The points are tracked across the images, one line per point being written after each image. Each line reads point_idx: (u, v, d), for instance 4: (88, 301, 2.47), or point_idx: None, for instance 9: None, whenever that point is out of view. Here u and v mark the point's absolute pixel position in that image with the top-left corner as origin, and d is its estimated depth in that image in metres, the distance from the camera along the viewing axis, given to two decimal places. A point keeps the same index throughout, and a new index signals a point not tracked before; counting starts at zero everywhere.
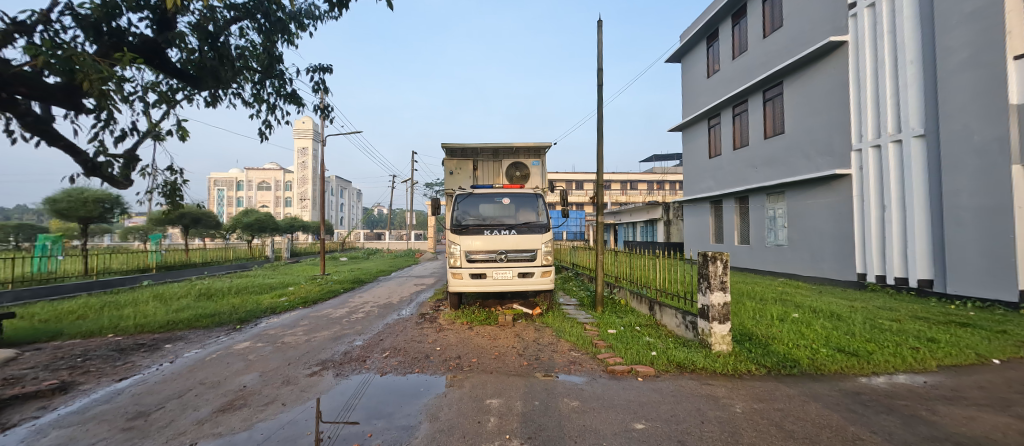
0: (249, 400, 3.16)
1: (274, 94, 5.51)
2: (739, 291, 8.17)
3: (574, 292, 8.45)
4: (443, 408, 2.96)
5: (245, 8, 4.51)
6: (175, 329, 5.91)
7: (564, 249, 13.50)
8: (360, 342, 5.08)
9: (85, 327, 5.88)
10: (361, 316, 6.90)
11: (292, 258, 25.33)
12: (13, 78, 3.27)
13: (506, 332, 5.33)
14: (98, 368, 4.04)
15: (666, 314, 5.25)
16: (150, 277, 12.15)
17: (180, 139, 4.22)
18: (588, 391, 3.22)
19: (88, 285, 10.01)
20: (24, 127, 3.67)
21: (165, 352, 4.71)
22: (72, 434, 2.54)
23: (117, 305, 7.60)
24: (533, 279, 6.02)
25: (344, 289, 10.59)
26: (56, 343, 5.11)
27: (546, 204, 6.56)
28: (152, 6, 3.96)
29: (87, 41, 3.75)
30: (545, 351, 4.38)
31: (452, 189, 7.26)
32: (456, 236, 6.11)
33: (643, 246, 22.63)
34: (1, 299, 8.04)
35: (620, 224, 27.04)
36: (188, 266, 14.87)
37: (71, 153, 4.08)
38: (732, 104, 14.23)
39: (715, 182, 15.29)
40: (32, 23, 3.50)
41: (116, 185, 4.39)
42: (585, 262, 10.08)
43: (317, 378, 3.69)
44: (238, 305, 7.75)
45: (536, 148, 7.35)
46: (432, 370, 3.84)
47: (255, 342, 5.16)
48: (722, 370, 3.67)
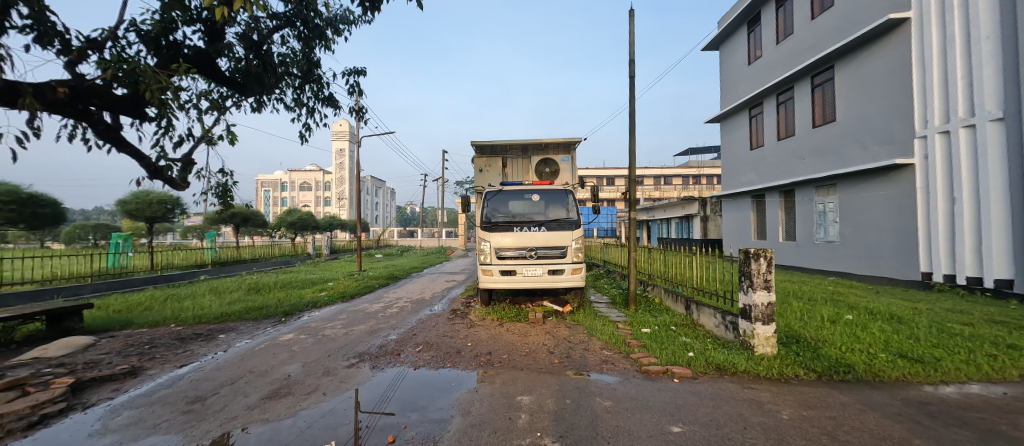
0: (293, 389, 3.33)
1: (313, 98, 5.73)
2: (783, 291, 7.65)
3: (606, 291, 8.21)
4: (475, 403, 2.99)
5: (286, 16, 4.72)
6: (228, 320, 6.38)
7: (594, 246, 13.37)
8: (395, 336, 5.23)
9: (151, 317, 6.44)
10: (395, 311, 7.11)
11: (332, 255, 26.61)
12: (88, 90, 3.60)
13: (536, 329, 5.30)
14: (162, 355, 4.43)
15: (704, 314, 5.01)
16: (205, 273, 13.19)
17: (231, 143, 4.51)
18: (621, 391, 3.13)
19: (153, 278, 10.99)
20: (98, 135, 4.03)
21: (218, 342, 5.09)
22: (141, 414, 2.79)
23: (178, 297, 8.28)
24: (563, 276, 5.94)
25: (379, 285, 10.97)
26: (127, 331, 5.66)
27: (576, 200, 6.46)
28: (204, 19, 4.24)
29: (149, 54, 4.07)
30: (576, 349, 4.31)
31: (482, 186, 7.26)
32: (486, 233, 6.14)
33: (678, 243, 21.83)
34: (83, 291, 8.99)
35: (654, 221, 26.23)
36: (239, 262, 15.97)
37: (137, 158, 4.47)
38: (777, 92, 13.36)
39: (757, 175, 14.45)
40: (102, 40, 3.85)
41: (176, 187, 4.75)
42: (617, 260, 9.85)
43: (354, 370, 3.85)
44: (283, 299, 8.22)
45: (566, 143, 7.21)
46: (464, 365, 3.89)
47: (299, 334, 5.45)
48: (766, 374, 3.45)
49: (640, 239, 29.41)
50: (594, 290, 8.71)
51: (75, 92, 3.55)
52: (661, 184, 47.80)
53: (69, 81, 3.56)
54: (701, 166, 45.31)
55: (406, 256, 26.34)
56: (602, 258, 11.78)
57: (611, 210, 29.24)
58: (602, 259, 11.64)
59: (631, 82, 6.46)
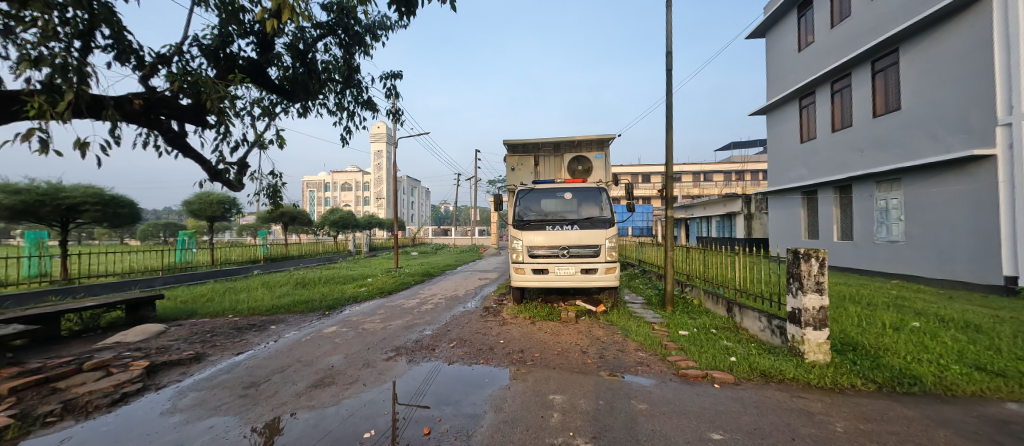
0: (336, 379, 3.52)
1: (353, 102, 5.98)
2: (838, 295, 7.08)
3: (641, 291, 7.96)
4: (507, 400, 3.02)
5: (328, 25, 4.96)
6: (278, 312, 6.83)
7: (629, 245, 13.02)
8: (430, 331, 5.38)
9: (212, 308, 7.03)
10: (430, 307, 7.31)
11: (371, 252, 27.76)
12: (159, 102, 3.98)
13: (569, 328, 5.26)
14: (221, 343, 4.83)
15: (748, 317, 4.74)
16: (258, 268, 14.20)
17: (279, 147, 4.81)
18: (657, 394, 3.04)
19: (213, 272, 11.97)
20: (167, 142, 4.44)
21: (270, 332, 5.47)
22: (204, 396, 3.07)
23: (235, 290, 8.98)
24: (597, 275, 5.84)
25: (415, 281, 11.31)
26: (192, 320, 6.22)
27: (610, 198, 6.33)
28: (256, 31, 4.54)
29: (209, 67, 4.42)
30: (610, 350, 4.23)
31: (514, 185, 7.26)
32: (518, 232, 6.15)
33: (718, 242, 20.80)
34: (156, 283, 9.98)
35: (693, 219, 25.17)
36: (287, 258, 17.07)
37: (199, 162, 4.88)
38: (832, 80, 12.36)
39: (808, 169, 13.46)
40: (170, 55, 4.24)
41: (232, 188, 5.13)
42: (653, 259, 9.54)
43: (392, 363, 4.00)
44: (327, 294, 8.69)
45: (599, 140, 7.08)
46: (496, 362, 3.93)
47: (341, 327, 5.74)
48: (818, 383, 3.21)
49: (677, 238, 28.36)
50: (629, 290, 8.48)
51: (148, 104, 3.92)
52: (700, 181, 45.75)
53: (142, 94, 3.94)
54: (745, 161, 42.93)
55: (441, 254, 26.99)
56: (637, 258, 11.45)
57: (647, 208, 28.35)
58: (638, 259, 11.30)
59: (668, 75, 6.22)
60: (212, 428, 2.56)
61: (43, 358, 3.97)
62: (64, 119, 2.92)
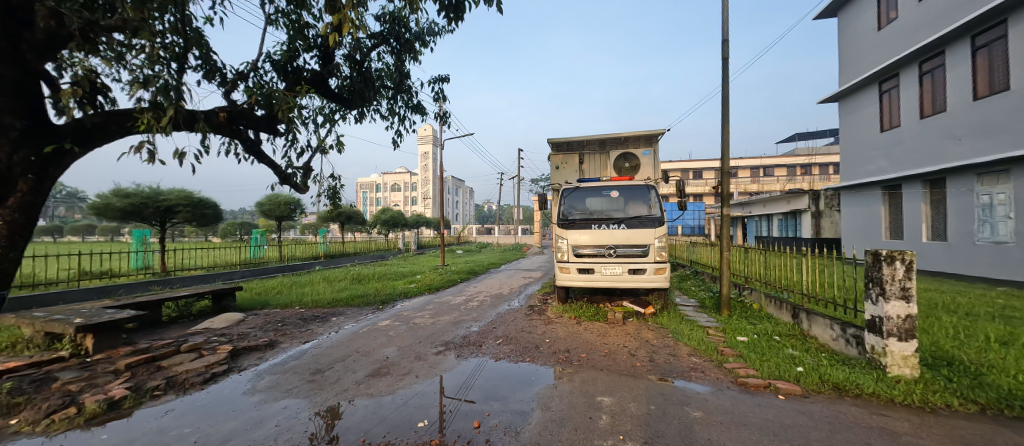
0: (391, 370, 3.72)
1: (404, 107, 6.23)
2: (929, 303, 6.25)
3: (694, 293, 7.54)
4: (555, 399, 3.01)
5: (382, 35, 5.20)
6: (338, 305, 7.34)
7: (680, 245, 12.43)
8: (477, 328, 5.51)
9: (282, 299, 7.73)
10: (476, 304, 7.48)
11: (420, 250, 28.89)
12: (239, 114, 4.42)
13: (616, 330, 5.13)
14: (290, 332, 5.28)
15: (817, 324, 4.33)
16: (320, 264, 15.35)
17: (338, 152, 5.15)
18: (713, 402, 2.88)
19: (282, 267, 13.12)
20: (246, 150, 4.93)
21: (331, 324, 5.89)
22: (278, 379, 3.38)
23: (301, 284, 9.77)
24: (646, 276, 5.63)
25: (461, 279, 11.62)
26: (265, 310, 6.88)
27: (659, 196, 6.08)
28: (319, 45, 4.88)
29: (280, 80, 4.84)
30: (661, 354, 4.07)
31: (559, 183, 7.20)
32: (563, 231, 6.09)
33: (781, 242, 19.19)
34: (235, 276, 11.14)
35: (752, 218, 23.44)
36: (344, 255, 18.28)
37: (272, 167, 5.37)
38: (920, 59, 10.91)
39: (890, 161, 12.00)
40: (247, 72, 4.69)
41: (299, 190, 5.59)
42: (707, 260, 9.00)
43: (442, 357, 4.15)
44: (380, 289, 9.20)
45: (648, 136, 6.81)
46: (543, 361, 3.94)
47: (393, 321, 6.04)
48: (903, 400, 2.86)
49: (734, 238, 26.51)
50: (679, 292, 8.09)
51: (230, 116, 4.38)
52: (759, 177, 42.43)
53: (226, 107, 4.40)
54: (813, 154, 39.24)
55: (485, 252, 27.43)
56: (689, 258, 10.90)
57: (699, 206, 26.77)
58: (689, 260, 10.75)
59: (726, 64, 5.84)
60: (285, 409, 2.82)
61: (150, 339, 4.61)
62: (166, 132, 3.33)
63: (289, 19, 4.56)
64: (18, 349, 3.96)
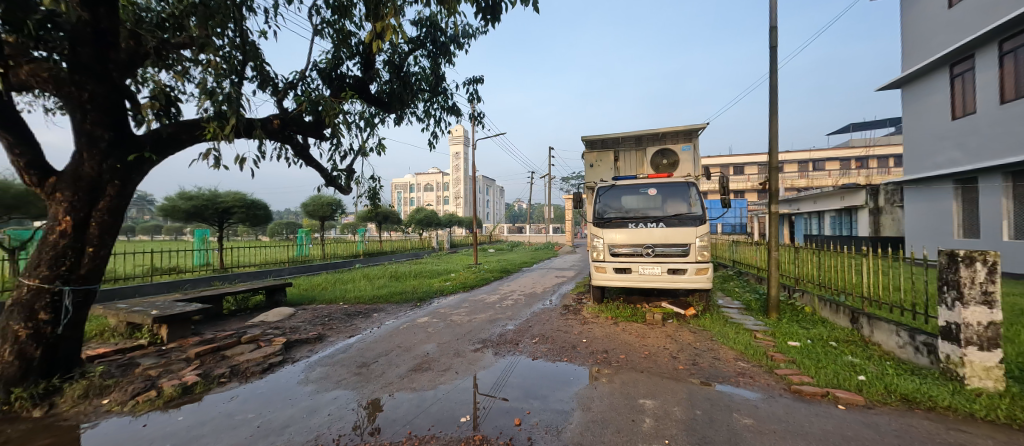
0: (432, 365, 3.83)
1: (440, 109, 6.35)
2: (1015, 309, 5.60)
3: (737, 295, 7.19)
4: (595, 399, 2.99)
5: (419, 39, 5.32)
6: (378, 302, 7.64)
7: (722, 244, 11.91)
8: (512, 326, 5.55)
9: (327, 295, 8.14)
10: (511, 303, 7.54)
11: (453, 249, 29.41)
12: (290, 121, 4.68)
13: (656, 331, 5.00)
14: (336, 327, 5.55)
15: (881, 330, 4.01)
16: (359, 262, 16.02)
17: (379, 154, 5.33)
18: (764, 410, 2.75)
19: (325, 265, 13.81)
20: (296, 154, 5.22)
21: (373, 319, 6.14)
22: (328, 371, 3.57)
23: (344, 281, 10.25)
24: (686, 276, 5.44)
25: (494, 277, 11.73)
26: (312, 306, 7.27)
27: (700, 194, 5.85)
28: (360, 52, 5.06)
29: (325, 87, 5.06)
30: (705, 357, 3.93)
31: (593, 182, 7.10)
32: (598, 230, 6.01)
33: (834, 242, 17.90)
34: (284, 273, 11.85)
35: (801, 215, 22.01)
36: (382, 253, 18.95)
37: (319, 170, 5.64)
38: (1000, 38, 9.80)
39: (963, 152, 10.87)
40: (296, 81, 4.95)
41: (343, 191, 5.84)
42: (752, 260, 8.55)
43: (479, 354, 4.21)
44: (418, 287, 9.47)
45: (688, 131, 6.56)
46: (580, 361, 3.91)
47: (431, 318, 6.20)
48: (986, 415, 2.59)
49: (780, 236, 24.97)
50: (722, 293, 7.76)
51: (283, 123, 4.63)
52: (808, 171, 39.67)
53: (279, 114, 4.67)
54: (870, 146, 36.21)
55: (518, 252, 27.55)
56: (732, 258, 10.41)
57: (741, 204, 25.44)
58: (732, 259, 10.27)
59: (773, 52, 5.53)
60: (336, 400, 2.98)
61: (214, 330, 5.01)
62: (228, 139, 3.58)
63: (334, 28, 4.77)
64: (106, 336, 4.44)
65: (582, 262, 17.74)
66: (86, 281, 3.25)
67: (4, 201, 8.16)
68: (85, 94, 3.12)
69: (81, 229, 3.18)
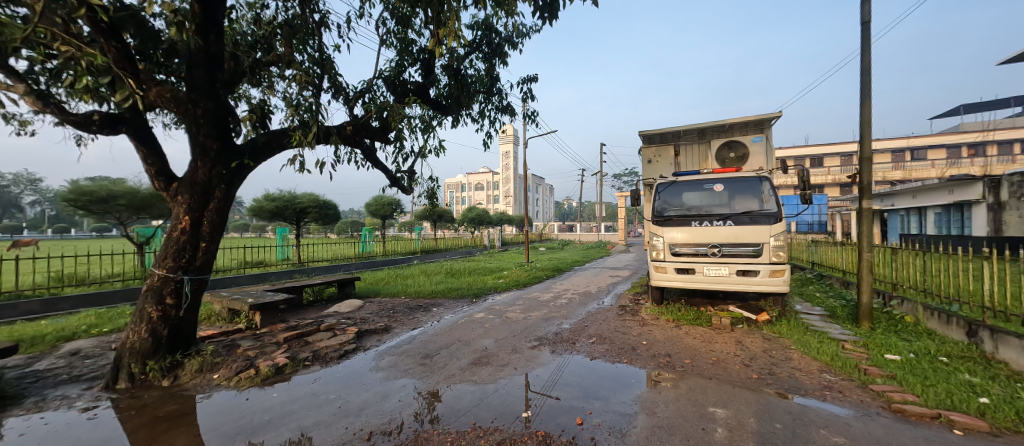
0: (491, 359, 3.94)
1: (494, 109, 6.47)
2: None
3: (819, 301, 6.49)
4: (660, 404, 2.88)
5: (475, 42, 5.46)
6: (437, 297, 7.98)
7: (799, 245, 10.83)
8: (568, 325, 5.52)
9: (390, 289, 8.67)
10: (565, 301, 7.50)
11: (504, 247, 29.76)
12: (360, 127, 5.04)
13: (723, 336, 4.70)
14: (400, 319, 5.90)
15: (1009, 346, 3.42)
16: (417, 258, 16.85)
17: (438, 155, 5.55)
18: (857, 428, 2.47)
19: (387, 261, 14.69)
20: (365, 157, 5.60)
21: (433, 313, 6.43)
22: (396, 360, 3.82)
23: (405, 276, 10.83)
24: (757, 278, 5.05)
25: (547, 276, 11.72)
26: (378, 299, 7.79)
27: (774, 189, 5.39)
28: (421, 58, 5.31)
29: (390, 94, 5.38)
30: (782, 367, 3.63)
31: (651, 178, 6.83)
32: (658, 228, 5.78)
33: (941, 242, 15.45)
34: (351, 267, 12.81)
35: (896, 212, 19.29)
36: (437, 251, 19.76)
37: (384, 171, 6.01)
38: None
39: None
40: (365, 89, 5.31)
41: (405, 191, 6.18)
42: (838, 262, 7.65)
43: (537, 352, 4.25)
44: (473, 283, 9.75)
45: (758, 121, 6.07)
46: (641, 363, 3.79)
47: (488, 314, 6.37)
48: None
49: (869, 236, 22.09)
50: (800, 298, 7.07)
51: (354, 128, 4.99)
52: (903, 161, 34.73)
53: (351, 121, 5.05)
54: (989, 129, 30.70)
55: (569, 250, 27.27)
56: (811, 259, 9.42)
57: (821, 200, 22.95)
58: (812, 261, 9.29)
59: (863, 29, 4.93)
60: (404, 387, 3.17)
61: (297, 318, 5.56)
62: (310, 144, 3.94)
63: (398, 38, 5.05)
64: (213, 320, 5.13)
65: (637, 262, 17.10)
66: (200, 271, 3.77)
67: (133, 203, 9.69)
68: (199, 110, 3.61)
69: (197, 226, 3.69)
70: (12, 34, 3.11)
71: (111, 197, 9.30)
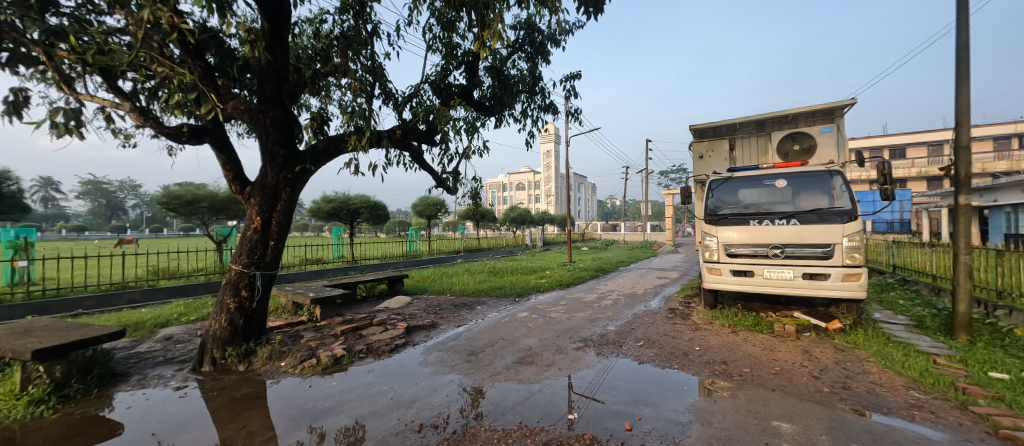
0: (536, 359, 3.93)
1: (537, 108, 6.46)
2: None
3: (902, 310, 5.78)
4: (716, 414, 2.72)
5: (518, 42, 5.49)
6: (481, 296, 8.12)
7: (877, 246, 9.71)
8: (614, 327, 5.38)
9: (437, 287, 8.96)
10: (609, 303, 7.32)
11: (546, 246, 29.60)
12: (409, 130, 5.24)
13: (786, 344, 4.34)
14: (447, 316, 6.08)
15: None
16: (461, 257, 17.27)
17: (482, 155, 5.65)
18: None
19: (433, 260, 15.20)
20: (413, 160, 5.83)
21: (477, 312, 6.55)
22: (444, 356, 3.94)
23: (450, 275, 11.14)
24: (827, 282, 4.60)
25: (591, 276, 11.50)
26: (425, 296, 8.08)
27: (847, 184, 4.89)
28: (466, 61, 5.43)
29: (437, 97, 5.55)
30: (859, 381, 3.27)
31: (704, 175, 6.44)
32: (712, 228, 5.49)
33: None
34: (399, 265, 13.40)
35: (1002, 208, 16.65)
36: (480, 250, 20.12)
37: (431, 173, 6.22)
38: None
39: None
40: (412, 94, 5.52)
41: (450, 192, 6.35)
42: (926, 266, 6.77)
43: (582, 353, 4.18)
44: (516, 282, 9.81)
45: (827, 110, 5.54)
46: (694, 370, 3.60)
47: (531, 313, 6.37)
48: None
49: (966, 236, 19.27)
50: (879, 305, 6.34)
51: (403, 132, 5.21)
52: (1009, 150, 29.94)
53: (400, 125, 5.28)
54: None
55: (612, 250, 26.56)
56: (892, 263, 8.41)
57: (902, 195, 20.47)
58: (893, 264, 8.29)
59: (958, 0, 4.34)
60: (452, 382, 3.25)
61: (352, 313, 5.92)
62: (364, 148, 4.16)
63: (443, 42, 5.20)
64: (279, 312, 5.59)
65: (687, 263, 16.27)
66: (269, 267, 4.12)
67: (213, 205, 10.83)
68: (268, 120, 3.95)
69: (266, 225, 4.05)
70: (120, 59, 3.62)
71: (195, 200, 10.46)
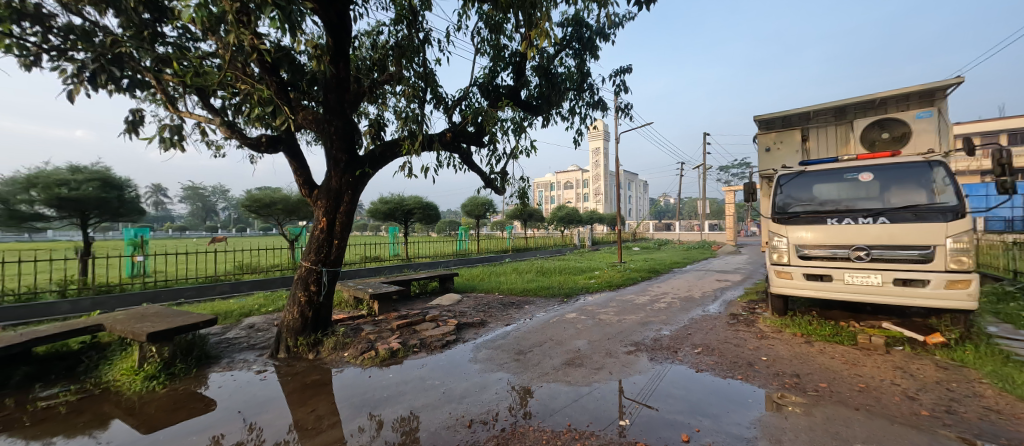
0: (585, 362, 3.86)
1: (584, 106, 6.35)
2: None
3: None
4: (786, 431, 2.48)
5: (565, 39, 5.42)
6: (528, 295, 8.15)
7: (991, 249, 8.27)
8: (668, 332, 5.13)
9: (486, 286, 9.15)
10: (663, 306, 6.99)
11: (594, 246, 28.96)
12: (457, 132, 5.40)
13: (872, 358, 3.86)
14: (495, 315, 6.17)
15: None
16: (508, 256, 17.46)
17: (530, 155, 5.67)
18: None
19: (481, 259, 15.54)
20: (462, 161, 6.00)
21: (525, 311, 6.58)
22: (493, 354, 4.01)
23: (498, 273, 11.32)
24: (925, 290, 4.02)
25: (642, 278, 11.07)
26: (474, 294, 8.28)
27: (950, 177, 4.24)
28: (513, 62, 5.47)
29: (484, 99, 5.65)
30: (967, 405, 2.82)
31: (771, 169, 5.94)
32: (781, 227, 5.05)
33: None
34: (450, 264, 13.87)
35: None
36: (527, 249, 20.19)
37: (479, 174, 6.36)
38: None
39: None
40: (461, 97, 5.68)
41: (498, 192, 6.45)
42: None
43: (634, 358, 4.03)
44: (564, 282, 9.71)
45: (925, 91, 4.83)
46: (760, 382, 3.32)
47: (580, 314, 6.27)
48: None
49: None
50: (994, 318, 5.40)
51: (453, 135, 5.38)
52: None
53: (450, 128, 5.45)
54: None
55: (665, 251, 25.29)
56: (1012, 268, 7.12)
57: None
58: (1013, 270, 7.01)
59: None
60: (500, 380, 3.30)
61: (407, 308, 6.22)
62: (416, 152, 4.35)
63: (491, 45, 5.28)
64: (343, 306, 6.04)
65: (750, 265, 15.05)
66: (334, 264, 4.46)
67: (287, 207, 11.95)
68: (331, 128, 4.28)
69: (331, 225, 4.39)
70: (212, 79, 4.12)
71: (272, 203, 11.61)
